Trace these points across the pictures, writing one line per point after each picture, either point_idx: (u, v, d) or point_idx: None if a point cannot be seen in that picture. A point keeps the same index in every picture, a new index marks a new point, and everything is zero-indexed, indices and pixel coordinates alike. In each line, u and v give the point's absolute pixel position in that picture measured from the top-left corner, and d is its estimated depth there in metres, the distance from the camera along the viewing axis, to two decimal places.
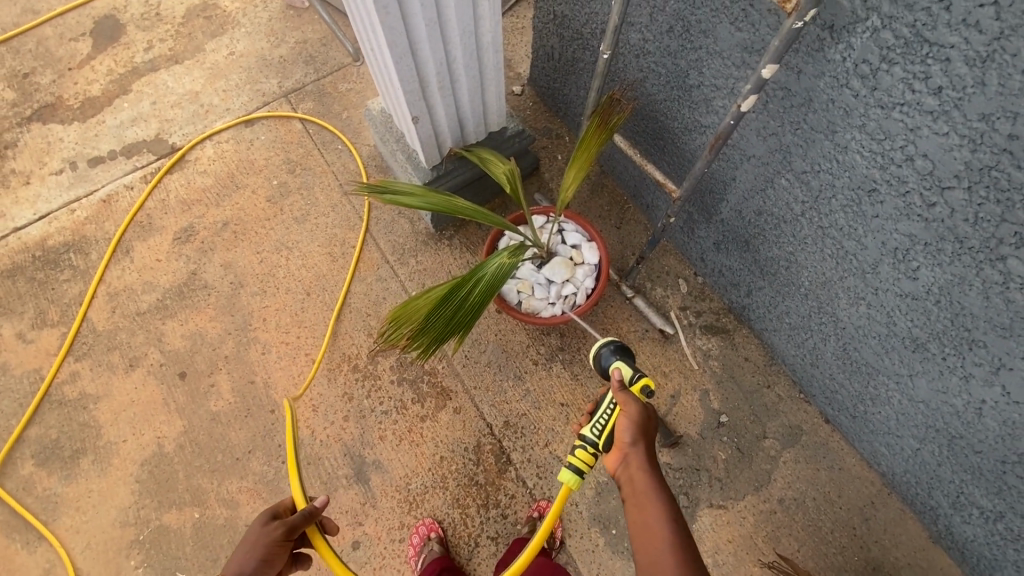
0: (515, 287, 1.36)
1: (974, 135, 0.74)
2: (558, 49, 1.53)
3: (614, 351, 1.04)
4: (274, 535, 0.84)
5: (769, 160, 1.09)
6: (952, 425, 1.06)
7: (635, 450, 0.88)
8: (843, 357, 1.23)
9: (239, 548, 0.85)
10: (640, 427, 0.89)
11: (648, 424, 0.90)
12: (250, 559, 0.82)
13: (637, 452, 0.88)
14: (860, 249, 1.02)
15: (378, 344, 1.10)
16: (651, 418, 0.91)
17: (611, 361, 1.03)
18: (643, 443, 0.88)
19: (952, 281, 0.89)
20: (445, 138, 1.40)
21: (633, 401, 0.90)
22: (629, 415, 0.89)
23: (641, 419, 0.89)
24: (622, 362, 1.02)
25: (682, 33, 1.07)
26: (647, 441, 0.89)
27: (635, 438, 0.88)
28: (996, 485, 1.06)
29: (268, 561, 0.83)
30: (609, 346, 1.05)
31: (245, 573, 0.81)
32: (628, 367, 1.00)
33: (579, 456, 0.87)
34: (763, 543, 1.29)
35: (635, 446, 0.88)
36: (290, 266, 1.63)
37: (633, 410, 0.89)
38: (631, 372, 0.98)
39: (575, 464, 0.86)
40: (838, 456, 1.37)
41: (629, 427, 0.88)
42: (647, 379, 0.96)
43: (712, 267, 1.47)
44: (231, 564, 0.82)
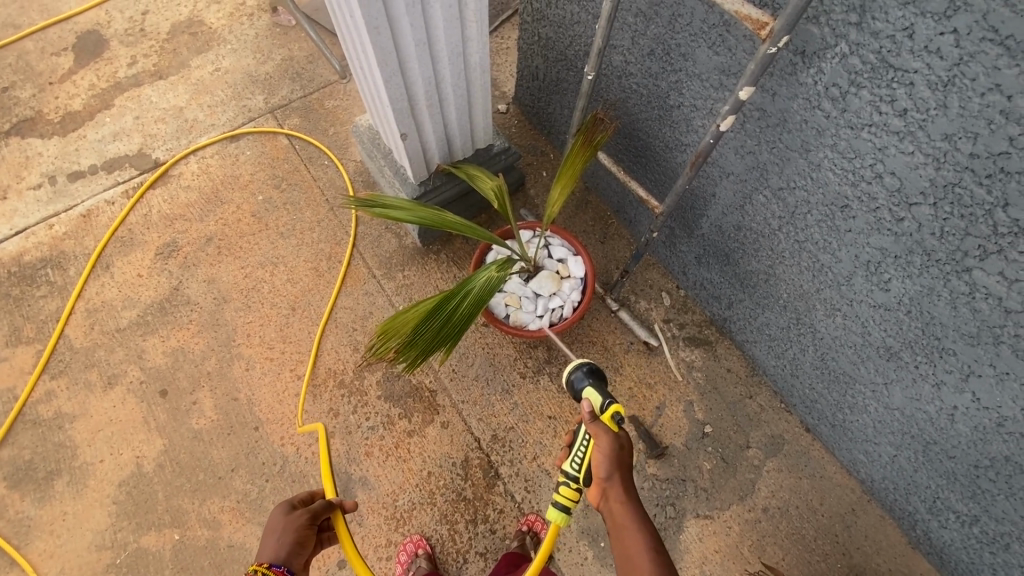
0: (503, 301, 1.38)
1: (938, 154, 0.79)
2: (543, 69, 1.57)
3: (586, 375, 1.05)
4: (299, 521, 0.91)
5: (747, 177, 1.13)
6: (927, 431, 1.10)
7: (612, 483, 0.92)
8: (821, 366, 1.27)
9: (267, 537, 0.90)
10: (616, 459, 0.92)
11: (623, 454, 0.93)
12: (284, 543, 0.88)
13: (615, 485, 0.92)
14: (834, 262, 1.06)
15: (365, 357, 1.09)
16: (625, 447, 0.94)
17: (582, 387, 1.04)
18: (619, 475, 0.92)
19: (922, 292, 0.94)
20: (432, 155, 1.42)
21: (605, 435, 0.93)
22: (601, 449, 0.92)
23: (613, 451, 0.93)
24: (592, 387, 1.03)
25: (662, 56, 1.12)
26: (623, 472, 0.93)
27: (610, 472, 0.92)
28: (970, 488, 1.09)
29: (300, 544, 0.90)
30: (581, 369, 1.06)
31: (282, 554, 0.87)
32: (597, 394, 1.01)
33: (562, 493, 0.90)
34: (749, 552, 1.31)
35: (612, 478, 0.92)
36: (275, 281, 1.62)
37: (605, 443, 0.93)
38: (600, 400, 0.99)
39: (559, 502, 0.90)
40: (819, 464, 1.40)
41: (604, 460, 0.92)
42: (617, 405, 0.97)
43: (694, 280, 1.51)
44: (264, 550, 0.88)
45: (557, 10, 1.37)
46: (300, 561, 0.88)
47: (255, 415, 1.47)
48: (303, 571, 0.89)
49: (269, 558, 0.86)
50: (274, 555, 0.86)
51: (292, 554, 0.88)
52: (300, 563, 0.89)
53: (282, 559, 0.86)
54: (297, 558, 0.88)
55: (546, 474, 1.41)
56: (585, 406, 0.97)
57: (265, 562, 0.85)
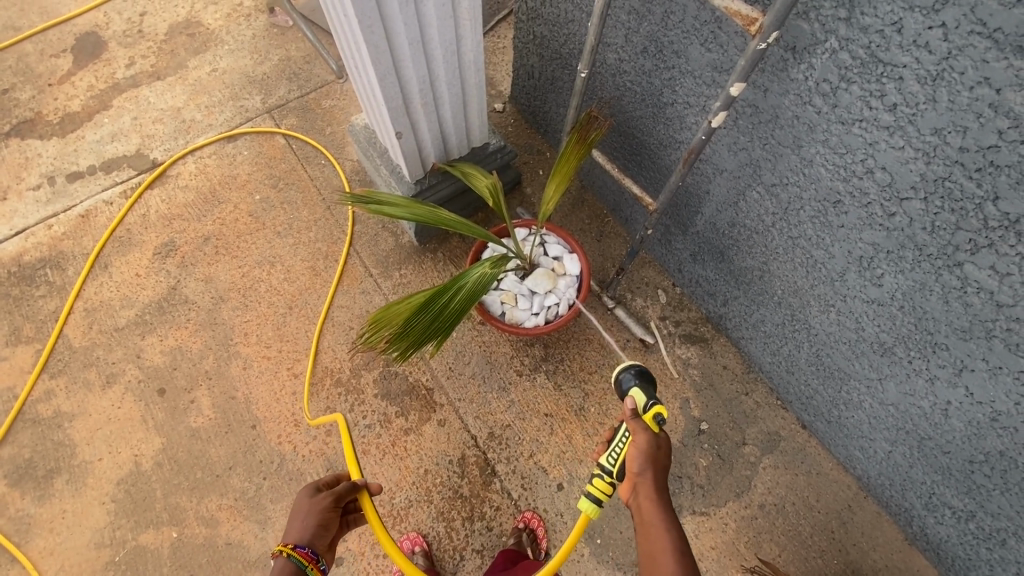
0: (498, 298, 1.38)
1: (928, 148, 0.79)
2: (538, 68, 1.58)
3: (634, 377, 1.03)
4: (323, 504, 0.91)
5: (740, 174, 1.13)
6: (921, 427, 1.10)
7: (645, 478, 0.89)
8: (816, 362, 1.27)
9: (292, 518, 0.90)
10: (652, 456, 0.90)
11: (660, 453, 0.91)
12: (308, 526, 0.88)
13: (646, 482, 0.89)
14: (827, 258, 1.06)
15: (355, 344, 1.10)
16: (663, 448, 0.92)
17: (629, 387, 1.03)
18: (652, 472, 0.89)
19: (914, 287, 0.94)
20: (427, 153, 1.42)
21: (644, 432, 0.91)
22: (637, 444, 0.90)
23: (650, 449, 0.90)
24: (638, 387, 1.02)
25: (655, 53, 1.12)
26: (658, 470, 0.90)
27: (643, 467, 0.89)
28: (965, 484, 1.09)
29: (323, 526, 0.90)
30: (631, 370, 1.04)
31: (306, 537, 0.87)
32: (642, 394, 1.00)
33: (597, 485, 0.90)
34: (745, 548, 1.31)
35: (645, 474, 0.89)
36: (272, 280, 1.63)
37: (642, 439, 0.91)
38: (645, 400, 0.98)
39: (593, 494, 0.89)
40: (815, 461, 1.40)
41: (639, 456, 0.90)
42: (661, 407, 0.95)
43: (689, 278, 1.51)
44: (289, 531, 0.88)
45: (552, 9, 1.37)
46: (324, 542, 0.89)
47: (253, 414, 1.47)
48: (327, 553, 0.90)
49: (295, 539, 0.87)
50: (299, 536, 0.87)
51: (316, 536, 0.88)
52: (324, 544, 0.89)
53: (306, 541, 0.87)
54: (320, 539, 0.89)
55: (543, 472, 1.41)
56: (628, 403, 0.97)
57: (290, 543, 0.86)
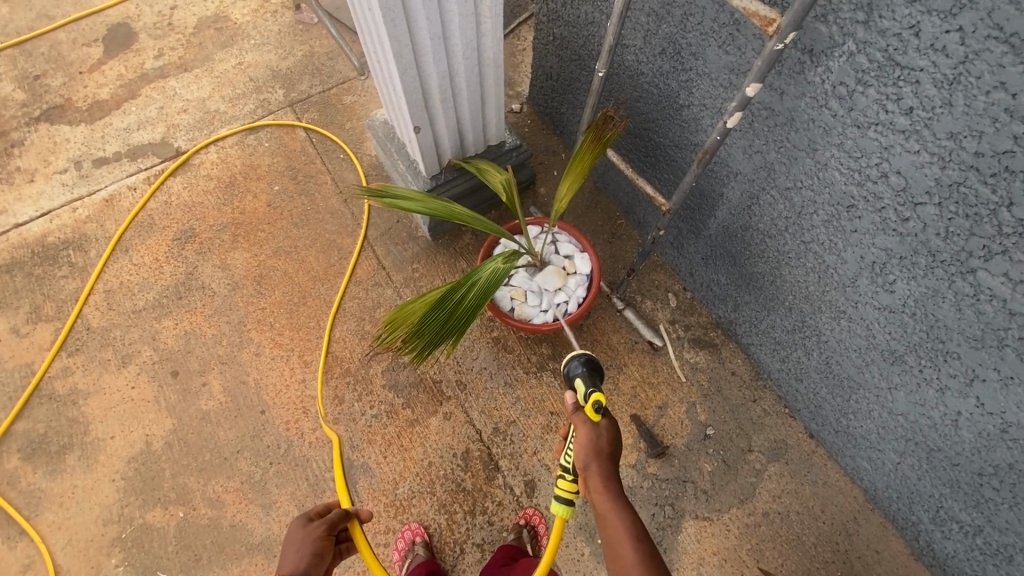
0: (508, 294, 1.38)
1: (943, 152, 0.79)
2: (557, 69, 1.60)
3: (581, 364, 0.99)
4: (317, 533, 0.91)
5: (754, 177, 1.14)
6: (930, 438, 1.09)
7: (591, 473, 0.86)
8: (825, 370, 1.26)
9: (287, 549, 0.90)
10: (596, 448, 0.87)
11: (602, 443, 0.88)
12: (303, 555, 0.88)
13: (593, 476, 0.86)
14: (840, 263, 1.06)
15: (374, 347, 1.12)
16: (608, 436, 0.89)
17: (575, 375, 0.99)
18: (597, 463, 0.86)
19: (927, 294, 0.93)
20: (444, 148, 1.44)
21: (585, 425, 0.89)
22: (579, 440, 0.88)
23: (593, 440, 0.88)
24: (581, 377, 0.98)
25: (674, 56, 1.13)
26: (603, 460, 0.87)
27: (587, 461, 0.86)
28: (974, 498, 1.08)
29: (318, 555, 0.89)
30: (578, 358, 1.00)
31: (301, 567, 0.86)
32: (584, 383, 0.96)
33: (562, 486, 0.89)
34: (747, 556, 1.30)
35: (591, 468, 0.86)
36: (287, 269, 1.66)
37: (583, 432, 0.89)
38: (584, 389, 0.95)
39: (560, 495, 0.88)
40: (822, 471, 1.38)
41: (583, 451, 0.87)
42: (598, 394, 0.91)
43: (700, 282, 1.52)
44: (283, 564, 0.87)
45: (572, 11, 1.40)
46: (319, 571, 0.88)
47: (262, 399, 1.50)
48: None
49: (289, 570, 0.86)
50: (294, 566, 0.86)
51: (311, 565, 0.87)
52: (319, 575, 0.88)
53: (301, 570, 0.86)
54: (316, 569, 0.88)
55: (545, 470, 1.42)
56: (568, 398, 0.94)
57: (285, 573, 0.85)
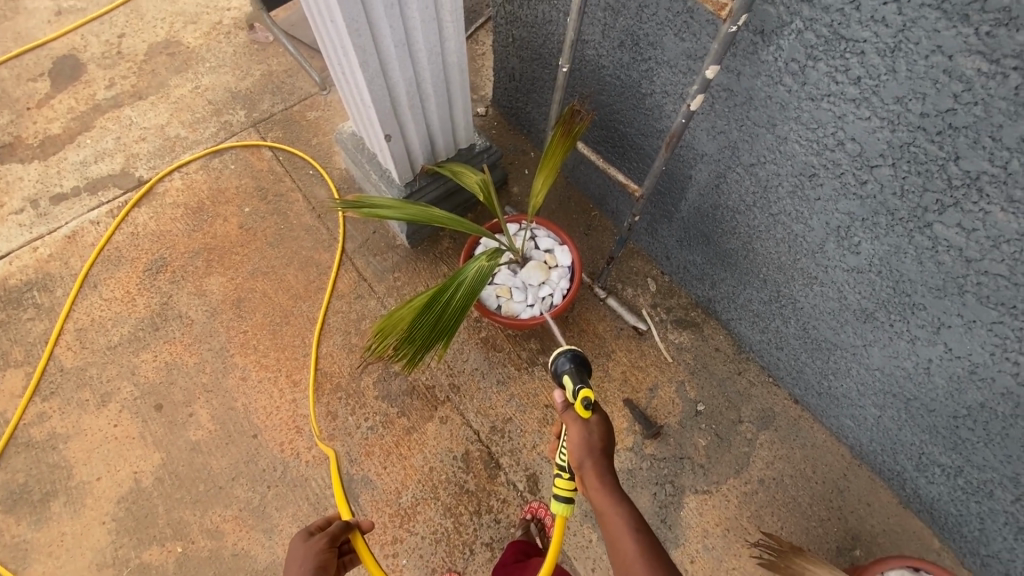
0: (494, 292, 1.39)
1: (892, 116, 0.84)
2: (519, 70, 1.63)
3: (569, 360, 0.97)
4: (320, 545, 0.90)
5: (719, 157, 1.19)
6: (906, 388, 1.15)
7: (586, 470, 0.87)
8: (803, 336, 1.32)
9: (289, 566, 0.87)
10: (589, 444, 0.88)
11: (594, 438, 0.89)
12: (306, 569, 0.85)
13: (589, 473, 0.87)
14: (807, 231, 1.11)
15: (365, 358, 1.13)
16: (600, 431, 0.90)
17: (563, 371, 0.97)
18: (591, 460, 0.87)
19: (890, 251, 0.99)
20: (416, 154, 1.45)
21: (575, 423, 0.91)
22: (572, 438, 0.90)
23: (585, 437, 0.89)
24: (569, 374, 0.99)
25: (632, 47, 1.17)
26: (597, 455, 0.88)
27: (581, 459, 0.88)
28: (951, 440, 1.14)
29: (322, 569, 0.87)
30: (565, 353, 0.98)
31: None
32: (572, 379, 0.95)
33: (559, 485, 0.91)
34: (748, 523, 1.35)
35: (585, 465, 0.88)
36: (267, 290, 1.63)
37: (575, 431, 0.90)
38: (572, 385, 0.94)
39: (559, 494, 0.91)
40: (809, 434, 1.44)
41: (577, 450, 0.89)
42: (587, 390, 0.92)
43: (677, 264, 1.56)
44: None
45: (529, 11, 1.43)
46: None
47: (253, 424, 1.47)
48: None
49: None
50: None
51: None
52: None
53: None
54: None
55: (546, 462, 1.43)
56: (557, 398, 0.95)
57: None
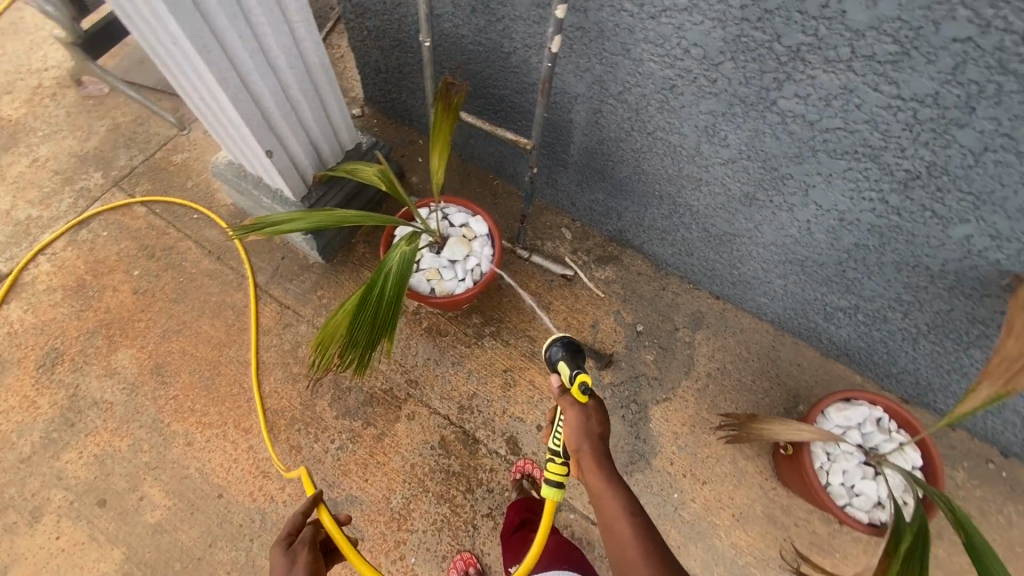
0: (424, 277, 1.41)
1: (720, 15, 0.96)
2: (384, 61, 1.63)
3: (561, 347, 1.06)
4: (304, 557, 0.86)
5: (591, 94, 1.27)
6: (798, 252, 1.31)
7: (583, 453, 0.90)
8: (706, 236, 1.46)
9: None
10: (585, 428, 0.91)
11: (591, 423, 0.92)
12: None
13: (585, 457, 0.89)
14: (682, 139, 1.23)
15: (314, 374, 1.11)
16: (595, 415, 0.93)
17: (557, 360, 1.05)
18: (588, 444, 0.90)
19: (752, 135, 1.12)
20: (303, 164, 1.42)
21: (570, 407, 0.94)
22: (567, 422, 0.93)
23: (580, 421, 0.92)
24: (565, 359, 1.04)
25: (485, 10, 1.22)
26: (594, 441, 0.90)
27: (578, 443, 0.90)
28: (843, 285, 1.32)
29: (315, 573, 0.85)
30: (557, 343, 1.07)
31: None
32: (567, 366, 1.03)
33: (552, 469, 0.93)
34: (708, 413, 1.48)
35: (582, 449, 0.90)
36: (185, 348, 1.53)
37: (571, 414, 0.93)
38: (569, 371, 1.01)
39: (550, 477, 0.93)
40: (736, 322, 1.60)
41: (573, 433, 0.92)
42: (583, 376, 0.97)
43: (584, 207, 1.66)
44: None
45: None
46: None
47: (214, 484, 1.39)
48: None
49: None
50: None
51: None
52: None
53: None
54: None
55: (520, 422, 1.49)
56: (553, 382, 1.00)
57: None
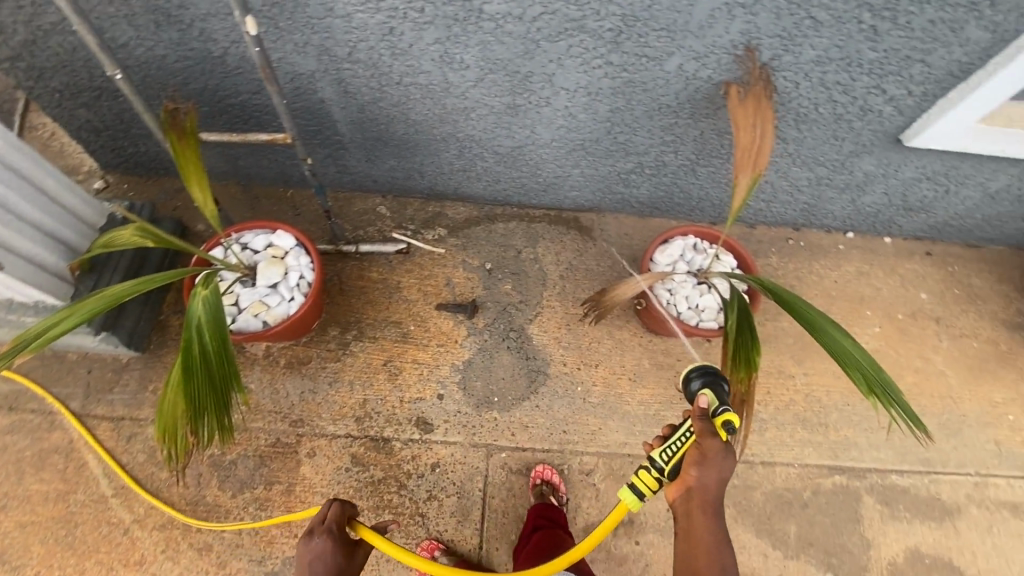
0: (250, 314, 1.32)
1: None
2: (99, 117, 1.45)
3: (703, 377, 0.99)
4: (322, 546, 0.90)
5: (324, 67, 1.24)
6: (575, 138, 1.43)
7: (698, 484, 0.88)
8: (500, 158, 1.52)
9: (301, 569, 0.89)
10: (719, 477, 0.88)
11: (724, 472, 0.89)
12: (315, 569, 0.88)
13: (700, 492, 0.88)
14: (428, 76, 1.25)
15: (176, 463, 1.02)
16: (728, 459, 0.89)
17: (695, 387, 0.99)
18: (711, 479, 0.88)
19: (481, 48, 1.17)
20: (48, 258, 1.23)
21: (711, 445, 0.89)
22: (700, 453, 0.88)
23: (716, 463, 0.88)
24: (708, 388, 0.97)
25: (169, 20, 1.14)
26: (718, 488, 0.89)
27: (700, 479, 0.88)
28: (623, 150, 1.47)
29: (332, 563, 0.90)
30: (701, 369, 1.00)
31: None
32: (715, 397, 0.95)
33: (642, 479, 0.91)
34: (574, 309, 1.61)
35: (700, 478, 0.88)
36: (19, 521, 1.32)
37: (705, 446, 0.88)
38: (717, 404, 0.94)
39: (636, 486, 0.91)
40: (566, 221, 1.72)
41: (697, 466, 0.88)
42: (734, 416, 0.90)
43: (386, 180, 1.64)
44: None
45: (49, 49, 1.26)
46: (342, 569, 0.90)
47: None
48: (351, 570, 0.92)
49: None
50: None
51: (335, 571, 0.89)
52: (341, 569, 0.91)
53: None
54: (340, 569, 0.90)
55: (420, 402, 1.49)
56: (700, 406, 0.93)
57: None
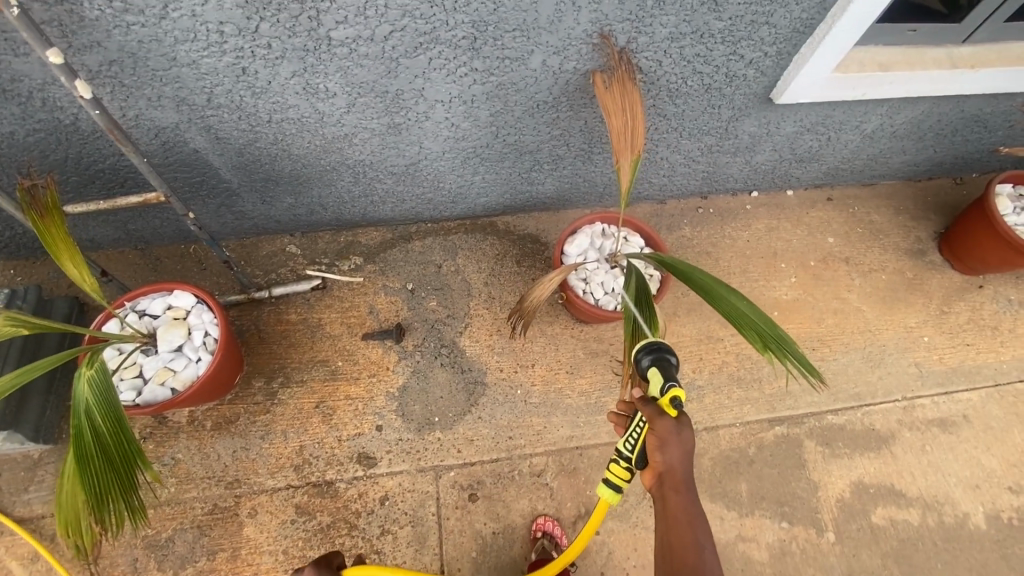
0: (155, 384, 1.26)
1: None
2: None
3: (648, 356, 0.94)
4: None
5: (187, 117, 1.20)
6: (464, 147, 1.43)
7: (664, 470, 0.86)
8: (396, 178, 1.51)
9: None
10: (683, 453, 0.85)
11: (688, 449, 0.85)
12: None
13: (668, 475, 0.86)
14: (298, 110, 1.23)
15: (89, 557, 0.93)
16: (687, 435, 0.85)
17: (644, 367, 0.94)
18: (676, 459, 0.85)
19: (343, 74, 1.16)
20: None
21: (663, 426, 0.85)
22: (656, 435, 0.85)
23: (673, 442, 0.84)
24: (655, 367, 0.92)
25: (7, 95, 1.08)
26: (684, 469, 0.85)
27: (664, 463, 0.85)
28: (516, 151, 1.48)
29: None
30: (648, 347, 0.95)
31: None
32: (660, 377, 0.90)
33: (613, 472, 0.90)
34: (502, 314, 1.61)
35: (663, 461, 0.85)
36: None
37: (659, 428, 0.85)
38: (660, 384, 0.89)
39: (610, 481, 0.91)
40: (481, 229, 1.72)
41: (657, 448, 0.85)
42: (677, 390, 0.86)
43: (289, 219, 1.60)
44: None
45: None
46: None
47: None
48: None
49: None
50: None
51: None
52: None
53: None
54: None
55: (360, 437, 1.45)
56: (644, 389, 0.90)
57: None
